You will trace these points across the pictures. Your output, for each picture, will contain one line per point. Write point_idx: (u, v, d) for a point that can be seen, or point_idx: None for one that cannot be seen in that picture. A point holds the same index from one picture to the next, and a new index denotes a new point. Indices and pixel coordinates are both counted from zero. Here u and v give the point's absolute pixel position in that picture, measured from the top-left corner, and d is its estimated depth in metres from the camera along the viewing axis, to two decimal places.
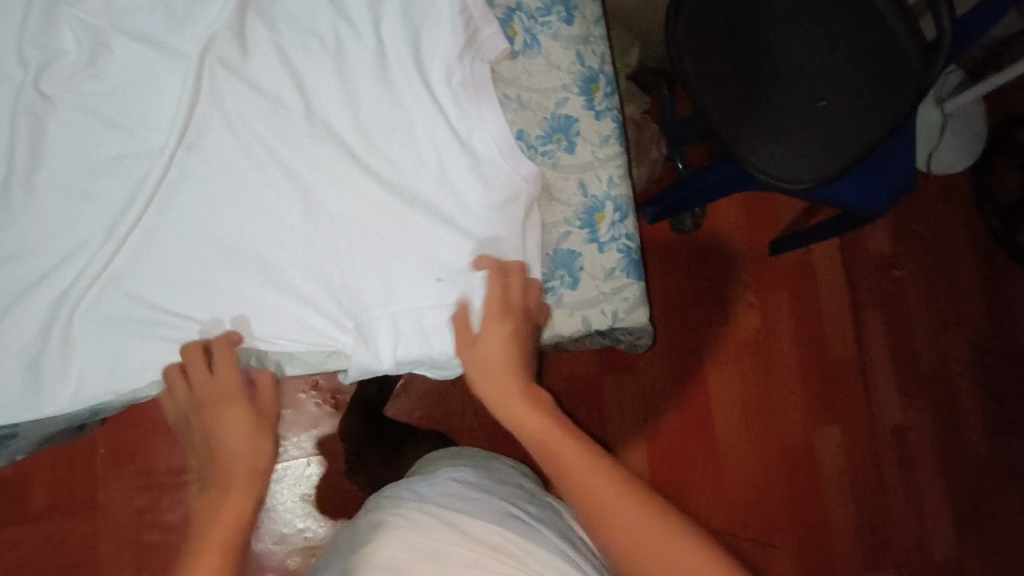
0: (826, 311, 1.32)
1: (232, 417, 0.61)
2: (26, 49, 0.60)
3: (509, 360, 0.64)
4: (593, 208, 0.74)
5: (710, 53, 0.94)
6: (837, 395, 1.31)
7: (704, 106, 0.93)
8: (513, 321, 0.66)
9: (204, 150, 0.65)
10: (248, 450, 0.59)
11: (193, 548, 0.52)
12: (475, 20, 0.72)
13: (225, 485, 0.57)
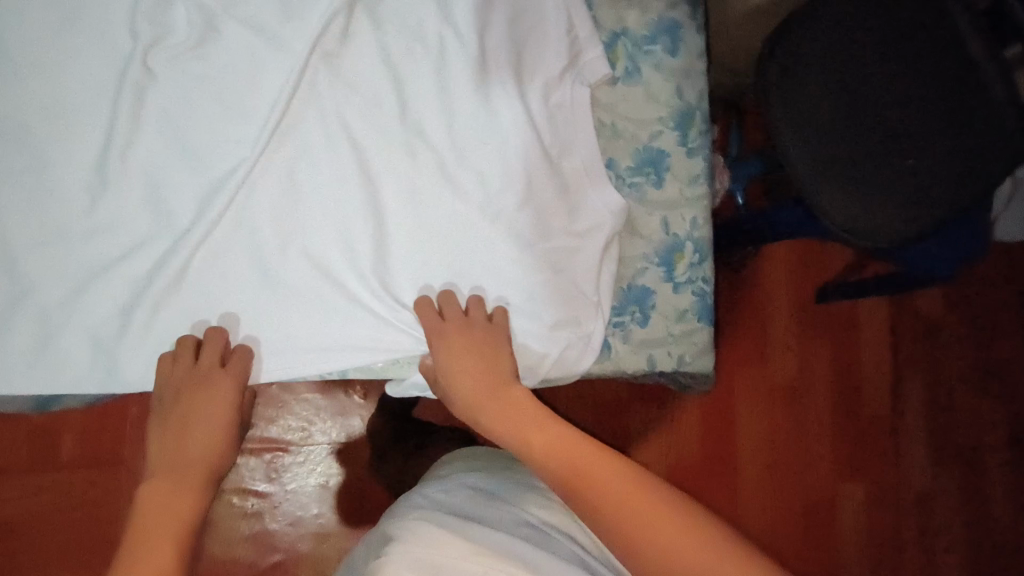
0: (869, 369, 1.28)
1: (206, 416, 0.57)
2: (140, 23, 0.60)
3: (489, 382, 0.63)
4: (673, 247, 0.73)
5: (799, 92, 0.83)
6: (867, 452, 1.27)
7: (789, 151, 0.83)
8: (462, 343, 0.63)
9: (296, 141, 0.64)
10: (211, 453, 0.57)
11: (139, 541, 0.50)
12: (580, 44, 0.71)
13: (183, 482, 0.54)
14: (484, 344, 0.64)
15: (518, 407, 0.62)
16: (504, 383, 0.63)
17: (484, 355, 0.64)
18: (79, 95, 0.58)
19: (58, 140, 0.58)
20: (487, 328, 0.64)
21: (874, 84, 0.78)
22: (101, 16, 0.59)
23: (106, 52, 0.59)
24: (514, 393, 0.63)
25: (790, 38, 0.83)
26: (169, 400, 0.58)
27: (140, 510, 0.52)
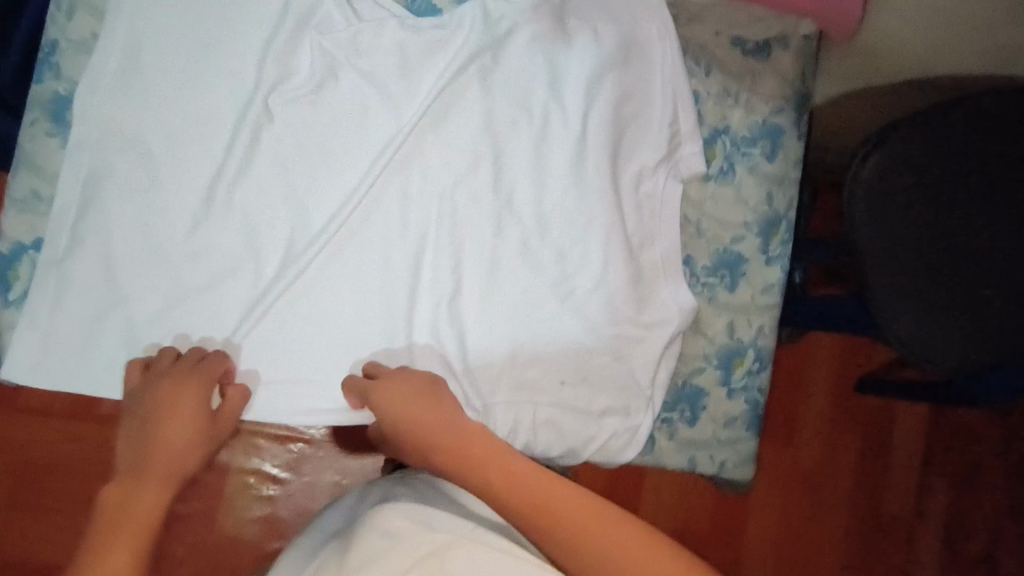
0: (896, 472, 1.20)
1: (178, 426, 0.58)
2: (268, 66, 0.63)
3: (428, 421, 0.60)
4: (734, 353, 0.72)
5: (891, 195, 0.72)
6: (881, 551, 1.20)
7: (864, 259, 0.73)
8: (393, 385, 0.62)
9: (394, 193, 0.66)
10: (179, 457, 0.57)
11: (105, 532, 0.50)
12: (679, 138, 0.72)
13: (141, 484, 0.55)
14: (417, 388, 0.62)
15: (461, 434, 0.59)
16: (448, 419, 0.60)
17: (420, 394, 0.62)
18: (203, 125, 0.62)
19: (173, 163, 0.62)
20: (424, 377, 0.63)
21: (958, 207, 0.73)
22: (236, 53, 0.63)
23: (234, 88, 0.63)
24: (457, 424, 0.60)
25: (894, 139, 0.72)
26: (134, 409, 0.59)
27: (105, 511, 0.53)
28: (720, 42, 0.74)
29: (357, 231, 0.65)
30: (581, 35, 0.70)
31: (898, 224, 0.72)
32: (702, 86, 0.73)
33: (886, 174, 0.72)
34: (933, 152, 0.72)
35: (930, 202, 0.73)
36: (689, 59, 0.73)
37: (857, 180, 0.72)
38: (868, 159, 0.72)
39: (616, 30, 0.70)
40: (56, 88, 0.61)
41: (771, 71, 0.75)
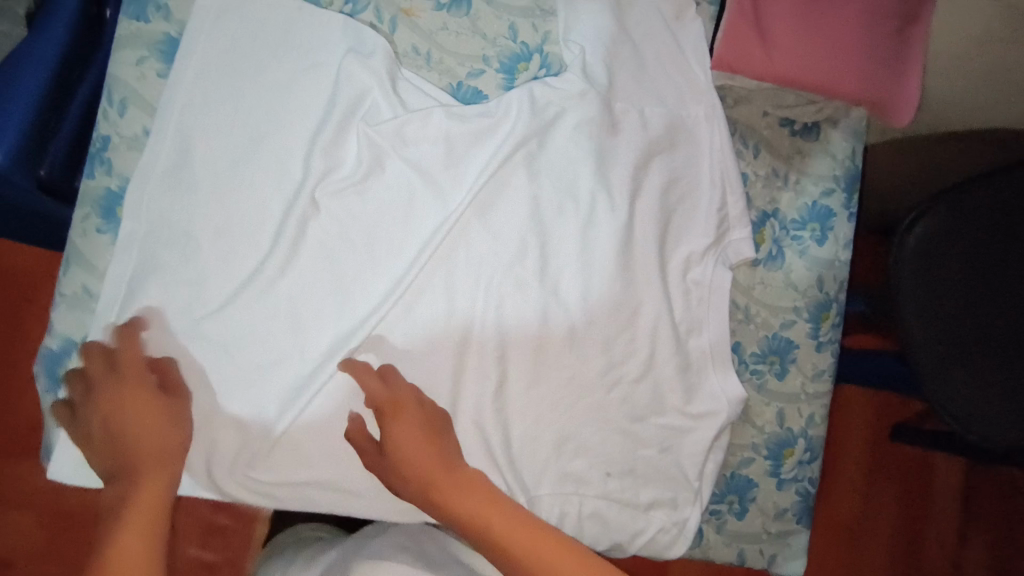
0: (935, 529, 1.16)
1: (130, 408, 0.56)
2: (315, 157, 0.62)
3: (435, 470, 0.57)
4: (784, 442, 0.71)
5: (938, 265, 0.70)
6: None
7: (911, 329, 0.70)
8: (399, 416, 0.60)
9: (442, 280, 0.65)
10: (159, 437, 0.55)
11: (113, 528, 0.50)
12: (728, 222, 0.70)
13: (132, 473, 0.53)
14: (417, 415, 0.60)
15: (472, 486, 0.57)
16: (451, 467, 0.58)
17: (424, 426, 0.60)
18: (248, 218, 0.62)
19: (215, 254, 0.61)
20: (419, 398, 0.62)
21: (1016, 275, 0.69)
22: (283, 144, 0.62)
23: (280, 180, 0.62)
24: (467, 474, 0.58)
25: (942, 206, 0.69)
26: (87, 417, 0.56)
27: (107, 511, 0.51)
28: (768, 124, 0.73)
29: (401, 321, 0.65)
30: (628, 120, 0.69)
31: (946, 294, 0.70)
32: (750, 168, 0.72)
33: (932, 244, 0.70)
34: (981, 222, 0.69)
35: (979, 273, 0.70)
36: (738, 140, 0.72)
37: (903, 246, 0.70)
38: (914, 227, 0.70)
39: (663, 114, 0.70)
40: (107, 183, 0.61)
41: (819, 150, 0.74)
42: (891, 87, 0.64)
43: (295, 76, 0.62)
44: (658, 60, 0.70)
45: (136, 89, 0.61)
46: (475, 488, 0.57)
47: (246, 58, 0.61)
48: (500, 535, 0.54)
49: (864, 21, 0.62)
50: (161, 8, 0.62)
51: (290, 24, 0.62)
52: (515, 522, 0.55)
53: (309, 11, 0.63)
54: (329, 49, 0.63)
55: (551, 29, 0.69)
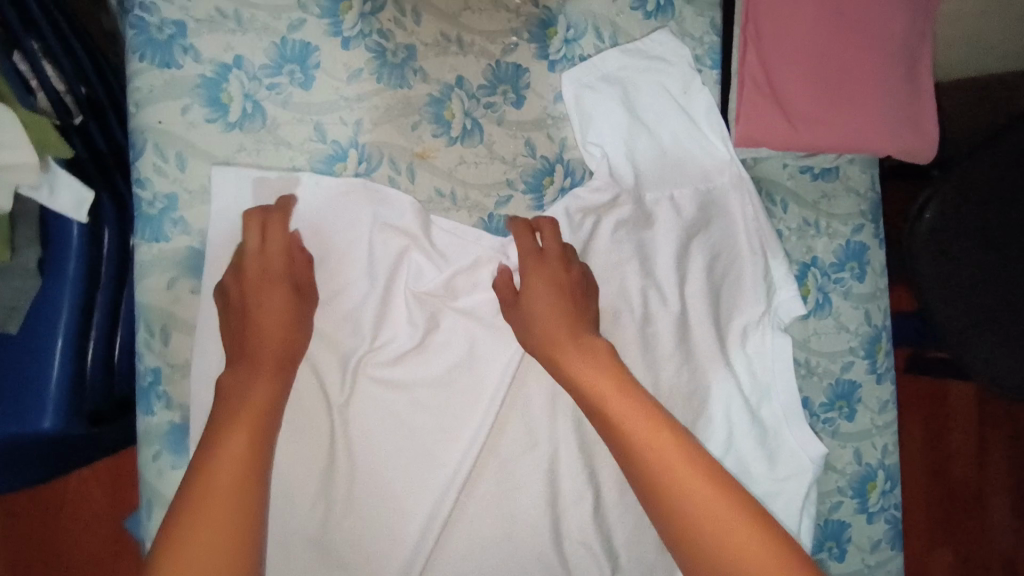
0: (959, 447, 1.23)
1: (270, 298, 0.54)
2: (368, 331, 0.61)
3: (557, 328, 0.57)
4: (866, 477, 0.76)
5: (952, 247, 0.75)
6: (959, 520, 1.23)
7: (934, 310, 0.76)
8: (543, 273, 0.59)
9: (519, 415, 0.66)
10: (279, 331, 0.54)
11: (226, 420, 0.49)
12: (775, 285, 0.72)
13: (254, 368, 0.52)
14: (562, 279, 0.58)
15: (598, 357, 0.55)
16: (578, 334, 0.56)
17: (562, 290, 0.58)
18: (318, 410, 0.60)
19: (292, 453, 0.59)
20: (562, 256, 0.60)
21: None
22: (334, 327, 0.60)
23: (341, 363, 0.60)
24: (595, 345, 0.56)
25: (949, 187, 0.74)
26: (233, 284, 0.55)
27: (223, 396, 0.51)
28: (790, 175, 0.74)
29: (491, 461, 0.65)
30: (662, 210, 0.68)
31: (962, 273, 0.76)
32: (782, 224, 0.73)
33: (944, 228, 0.75)
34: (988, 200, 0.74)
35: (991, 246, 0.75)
36: (766, 200, 0.73)
37: (916, 228, 0.75)
38: (925, 216, 0.75)
39: (695, 196, 0.69)
40: (169, 418, 0.57)
41: (842, 187, 0.75)
42: (915, 136, 0.65)
43: (335, 249, 0.60)
44: (677, 141, 0.69)
45: (174, 313, 0.57)
46: (602, 358, 0.55)
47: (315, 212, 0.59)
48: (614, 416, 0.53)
49: (877, 80, 0.63)
50: (179, 222, 0.57)
51: (321, 202, 0.59)
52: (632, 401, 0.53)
53: (327, 183, 0.59)
54: (356, 217, 0.60)
55: (568, 135, 0.67)
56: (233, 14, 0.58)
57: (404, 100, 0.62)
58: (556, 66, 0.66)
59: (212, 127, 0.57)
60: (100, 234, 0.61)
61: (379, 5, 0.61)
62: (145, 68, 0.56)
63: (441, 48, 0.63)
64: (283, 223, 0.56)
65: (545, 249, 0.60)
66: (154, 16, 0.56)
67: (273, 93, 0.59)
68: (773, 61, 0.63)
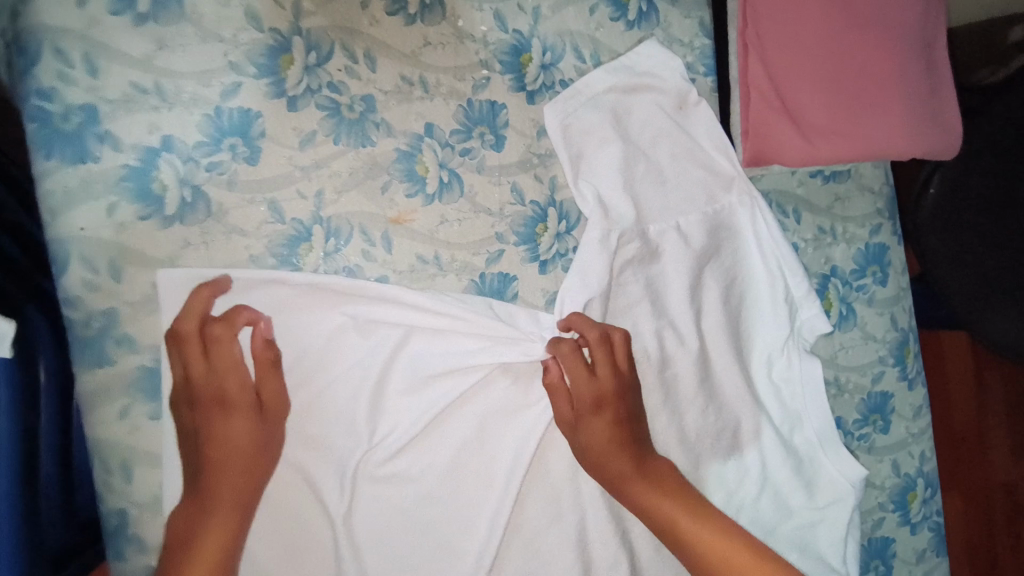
0: (955, 394, 1.21)
1: (225, 429, 0.48)
2: (360, 425, 0.53)
3: (614, 458, 0.53)
4: (906, 488, 0.72)
5: (956, 214, 0.76)
6: (961, 463, 1.21)
7: (942, 278, 0.77)
8: (603, 415, 0.54)
9: (539, 486, 0.58)
10: (239, 471, 0.48)
11: (176, 566, 0.46)
12: (796, 305, 0.65)
13: (207, 511, 0.47)
14: (620, 412, 0.54)
15: (664, 482, 0.55)
16: (639, 459, 0.54)
17: (621, 425, 0.54)
18: (314, 520, 0.53)
19: (288, 572, 0.53)
20: (619, 384, 0.55)
21: None
22: (322, 430, 0.53)
23: (335, 470, 0.53)
24: (659, 469, 0.55)
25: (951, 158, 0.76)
26: (186, 410, 0.48)
27: (175, 539, 0.47)
28: (801, 180, 0.67)
29: (513, 543, 0.57)
30: (668, 242, 0.61)
31: (969, 239, 0.76)
32: (796, 235, 0.67)
33: (948, 197, 0.76)
34: (987, 162, 0.75)
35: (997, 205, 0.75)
36: (777, 211, 0.67)
37: (921, 201, 0.78)
38: (928, 188, 0.77)
39: (704, 221, 0.62)
40: (146, 562, 0.50)
41: (855, 186, 0.69)
42: (937, 135, 0.60)
43: (321, 336, 0.52)
44: (676, 163, 0.62)
45: (134, 445, 0.49)
46: (668, 480, 0.55)
47: (297, 301, 0.51)
48: (698, 547, 0.52)
49: (898, 79, 0.58)
50: (124, 340, 0.49)
51: (294, 299, 0.51)
52: (712, 526, 0.53)
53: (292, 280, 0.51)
54: (325, 312, 0.52)
55: (557, 173, 0.60)
56: (152, 86, 0.49)
57: (370, 160, 0.54)
58: (535, 96, 0.59)
59: (148, 224, 0.49)
60: (35, 363, 0.53)
61: (324, 53, 0.52)
62: (57, 167, 0.47)
63: (404, 93, 0.55)
64: (227, 330, 0.48)
65: (605, 381, 0.54)
66: (57, 103, 0.47)
67: (214, 174, 0.50)
68: (781, 72, 0.58)
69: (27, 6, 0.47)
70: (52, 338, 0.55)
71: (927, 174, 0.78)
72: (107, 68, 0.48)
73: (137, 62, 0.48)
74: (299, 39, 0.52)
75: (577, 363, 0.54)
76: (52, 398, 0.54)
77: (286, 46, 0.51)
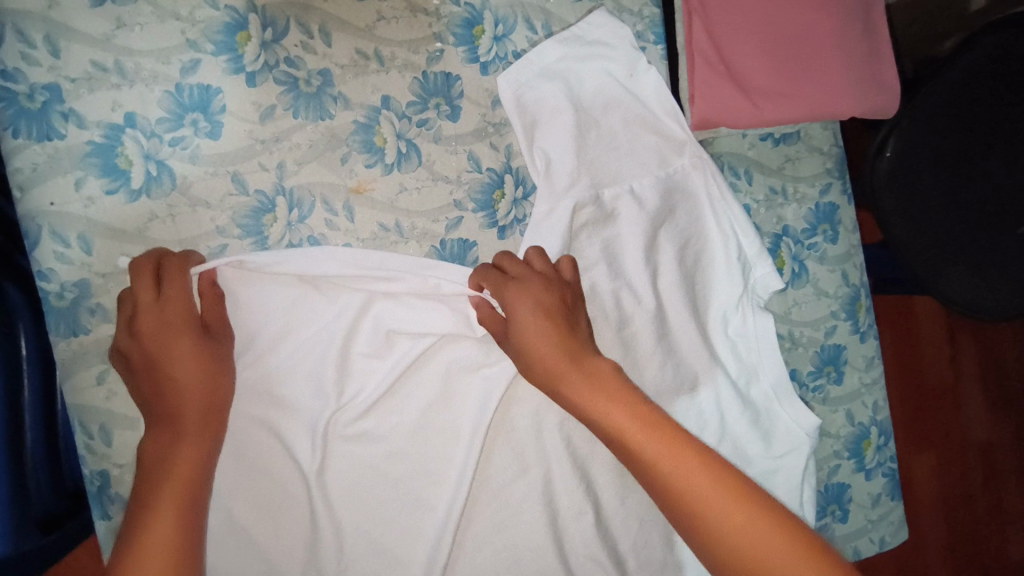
0: (919, 353, 1.23)
1: (175, 351, 0.47)
2: (327, 382, 0.56)
3: (554, 359, 0.50)
4: (861, 436, 0.75)
5: (910, 179, 0.78)
6: (931, 418, 1.24)
7: (900, 243, 0.81)
8: (529, 299, 0.52)
9: (504, 441, 0.61)
10: (200, 386, 0.48)
11: (151, 489, 0.43)
12: (750, 263, 0.68)
13: (175, 434, 0.46)
14: (544, 298, 0.52)
15: (607, 384, 0.49)
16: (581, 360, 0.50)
17: (550, 311, 0.51)
18: (289, 475, 0.56)
19: (266, 526, 0.56)
20: (544, 282, 0.53)
21: (982, 150, 0.75)
22: (293, 392, 0.56)
23: (307, 428, 0.56)
24: (602, 372, 0.50)
25: (904, 121, 0.77)
26: (132, 346, 0.48)
27: (144, 467, 0.45)
28: (751, 144, 0.70)
29: (481, 495, 0.60)
30: (623, 205, 0.64)
31: (926, 202, 0.78)
32: (749, 197, 0.70)
33: (903, 162, 0.78)
34: (940, 123, 0.75)
35: (952, 165, 0.76)
36: (729, 174, 0.69)
37: (876, 170, 0.80)
38: (883, 156, 0.79)
39: (657, 184, 0.65)
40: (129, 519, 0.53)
41: (805, 148, 0.72)
42: (878, 94, 0.63)
43: (288, 303, 0.55)
44: (629, 129, 0.64)
45: (111, 410, 0.52)
46: (613, 383, 0.50)
47: (260, 278, 0.54)
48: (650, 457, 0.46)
49: (835, 41, 0.61)
50: (97, 310, 0.51)
51: (260, 278, 0.54)
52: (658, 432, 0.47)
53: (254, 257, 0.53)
54: (284, 281, 0.54)
55: (512, 141, 0.62)
56: (112, 65, 0.50)
57: (328, 133, 0.56)
58: (489, 67, 0.61)
59: (115, 199, 0.51)
60: (15, 335, 0.55)
61: (280, 29, 0.54)
62: (24, 145, 0.49)
63: (360, 67, 0.57)
64: (180, 268, 0.50)
65: (526, 277, 0.53)
66: (20, 84, 0.49)
67: (177, 149, 0.52)
68: (725, 40, 0.60)
69: None
70: (32, 314, 0.58)
71: (883, 139, 0.79)
72: (68, 49, 0.49)
73: (98, 41, 0.50)
74: (254, 16, 0.54)
75: (494, 274, 0.55)
76: (35, 371, 0.57)
77: (242, 24, 0.53)
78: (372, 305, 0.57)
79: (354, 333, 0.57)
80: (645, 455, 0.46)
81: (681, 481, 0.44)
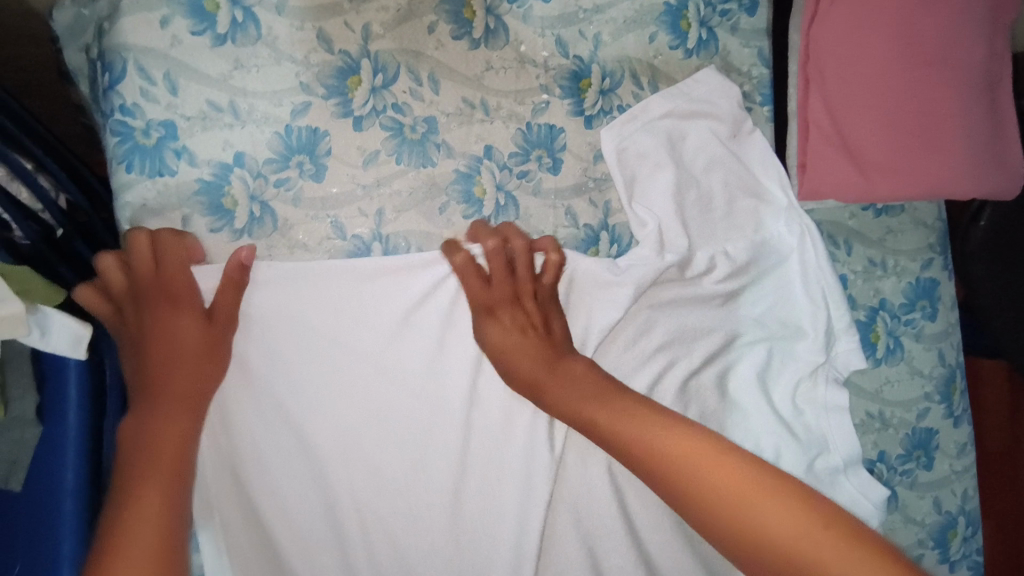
0: None
1: (174, 326, 0.47)
2: (408, 439, 0.55)
3: (533, 364, 0.51)
4: (946, 526, 0.70)
5: (1008, 250, 0.74)
6: None
7: (992, 316, 0.75)
8: (500, 323, 0.52)
9: (570, 504, 0.58)
10: (190, 367, 0.47)
11: (133, 470, 0.43)
12: (835, 336, 0.64)
13: (159, 406, 0.45)
14: (519, 320, 0.52)
15: (579, 376, 0.51)
16: (557, 358, 0.51)
17: (523, 329, 0.52)
18: (352, 530, 0.54)
19: None
20: (516, 303, 0.52)
21: None
22: (374, 446, 0.54)
23: (375, 483, 0.54)
24: (571, 367, 0.51)
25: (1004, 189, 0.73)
26: (134, 312, 0.47)
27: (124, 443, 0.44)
28: (852, 214, 0.68)
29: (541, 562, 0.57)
30: (716, 267, 0.61)
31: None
32: (846, 267, 0.67)
33: (1000, 232, 0.74)
34: None
35: None
36: (828, 242, 0.67)
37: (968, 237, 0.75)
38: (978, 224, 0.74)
39: (751, 247, 0.62)
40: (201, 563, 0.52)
41: (909, 220, 0.69)
42: (997, 175, 0.60)
43: (339, 303, 0.52)
44: (728, 190, 0.62)
45: None
46: (588, 380, 0.51)
47: (289, 288, 0.51)
48: (625, 440, 0.47)
49: (961, 117, 0.57)
50: None
51: (300, 284, 0.51)
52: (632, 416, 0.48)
53: (274, 269, 0.51)
54: (349, 284, 0.52)
55: (611, 198, 0.60)
56: (226, 105, 0.50)
57: (429, 181, 0.55)
58: (593, 121, 0.60)
59: (218, 237, 0.51)
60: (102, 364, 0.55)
61: (391, 76, 0.54)
62: (135, 180, 0.49)
63: (464, 116, 0.56)
64: (184, 250, 0.48)
65: (500, 292, 0.52)
66: (137, 119, 0.49)
67: (281, 190, 0.52)
68: (840, 108, 0.58)
69: (111, 27, 0.49)
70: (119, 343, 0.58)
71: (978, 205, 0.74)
72: (185, 87, 0.49)
73: (213, 79, 0.50)
74: (367, 61, 0.53)
75: (477, 278, 0.52)
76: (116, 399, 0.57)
77: (355, 69, 0.53)
78: (396, 323, 0.54)
79: (393, 337, 0.54)
80: (620, 437, 0.48)
81: (676, 464, 0.45)
